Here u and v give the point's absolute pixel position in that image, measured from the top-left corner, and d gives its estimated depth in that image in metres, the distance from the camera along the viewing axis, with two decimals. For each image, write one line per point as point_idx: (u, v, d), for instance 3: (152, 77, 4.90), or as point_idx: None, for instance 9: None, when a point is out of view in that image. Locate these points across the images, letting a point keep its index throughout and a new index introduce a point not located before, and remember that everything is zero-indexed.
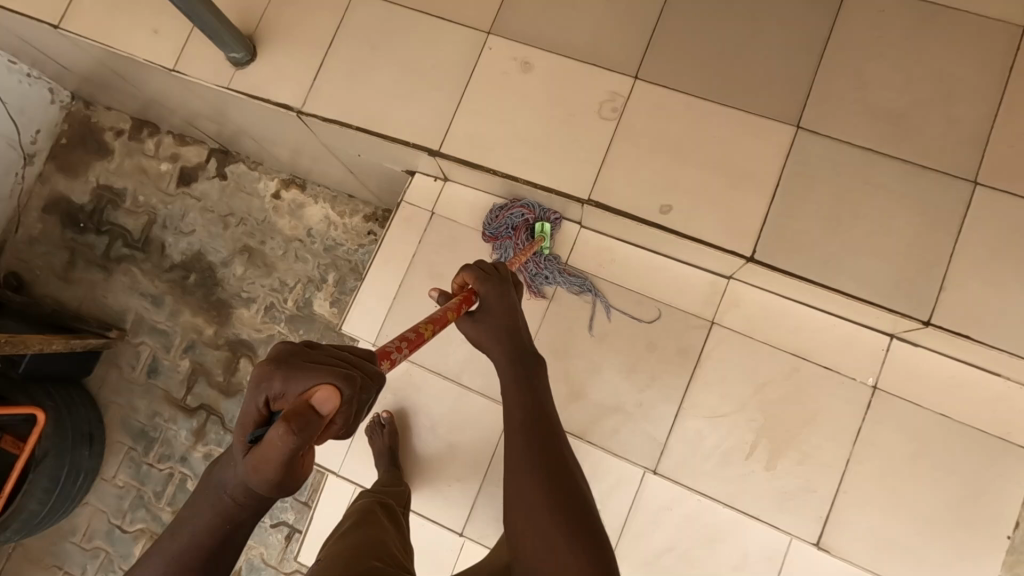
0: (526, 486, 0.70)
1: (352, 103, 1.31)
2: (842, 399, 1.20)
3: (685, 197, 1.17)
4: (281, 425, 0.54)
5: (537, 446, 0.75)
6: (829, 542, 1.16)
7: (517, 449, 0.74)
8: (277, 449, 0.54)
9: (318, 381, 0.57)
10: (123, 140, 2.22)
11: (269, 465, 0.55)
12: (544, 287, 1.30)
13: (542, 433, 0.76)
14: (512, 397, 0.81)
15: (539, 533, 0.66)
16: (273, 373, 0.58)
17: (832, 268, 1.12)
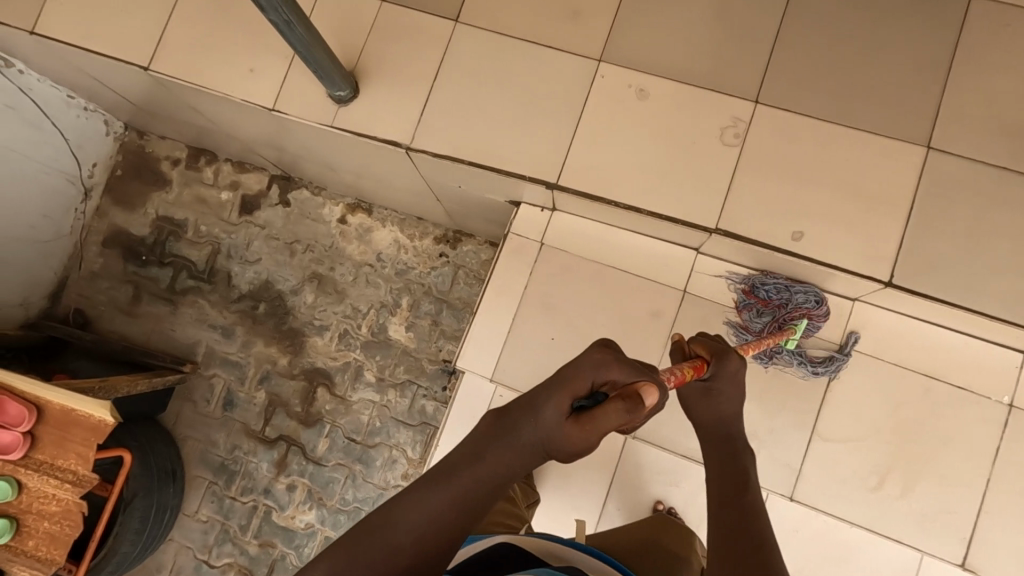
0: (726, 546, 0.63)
1: (463, 137, 1.29)
2: (978, 418, 1.22)
3: (816, 223, 1.18)
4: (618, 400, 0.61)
5: (749, 512, 0.68)
6: (974, 562, 1.19)
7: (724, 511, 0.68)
8: (611, 419, 0.60)
9: (647, 380, 0.64)
10: (180, 169, 2.18)
11: (596, 433, 0.61)
12: (668, 317, 1.33)
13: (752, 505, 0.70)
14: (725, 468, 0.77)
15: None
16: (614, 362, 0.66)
17: (970, 290, 1.13)
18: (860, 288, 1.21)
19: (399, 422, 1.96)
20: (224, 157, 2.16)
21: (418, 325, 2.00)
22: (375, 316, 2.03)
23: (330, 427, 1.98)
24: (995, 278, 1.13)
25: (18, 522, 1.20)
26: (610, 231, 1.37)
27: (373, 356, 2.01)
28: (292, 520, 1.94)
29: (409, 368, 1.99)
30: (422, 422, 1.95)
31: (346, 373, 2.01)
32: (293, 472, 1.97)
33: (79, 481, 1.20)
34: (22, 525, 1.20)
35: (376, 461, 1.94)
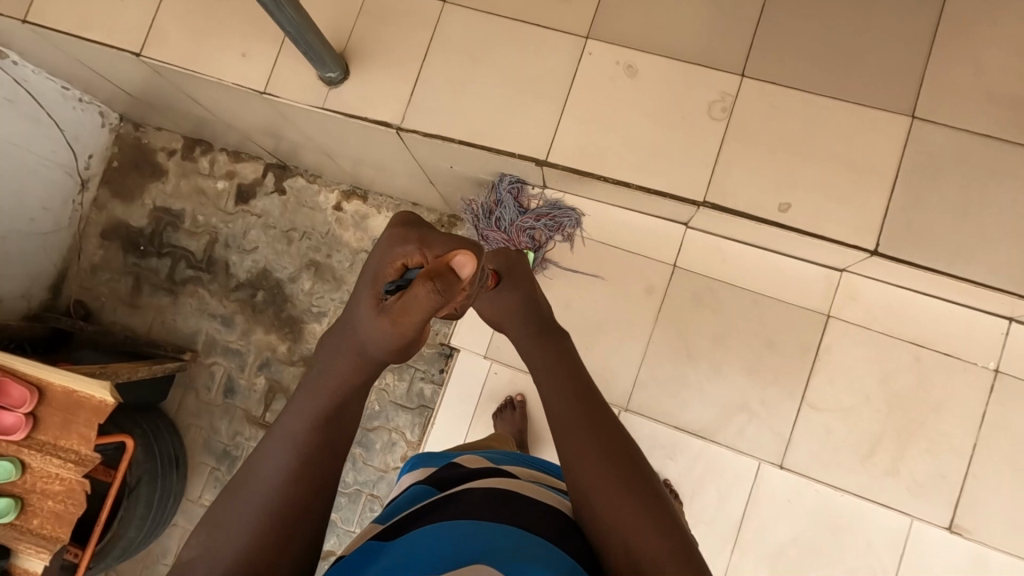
0: (580, 441, 0.69)
1: (454, 117, 1.31)
2: (965, 385, 1.24)
3: (803, 195, 1.19)
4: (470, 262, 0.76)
5: (580, 400, 0.73)
6: (961, 525, 1.21)
7: (561, 403, 0.72)
8: (424, 302, 0.67)
9: (462, 249, 0.70)
10: (176, 160, 2.20)
11: (407, 315, 0.70)
12: (659, 291, 1.35)
13: (585, 387, 0.75)
14: (547, 355, 0.80)
15: (622, 512, 0.63)
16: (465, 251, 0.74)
17: (956, 258, 1.14)
18: (848, 258, 1.22)
19: (397, 405, 1.98)
20: (219, 146, 2.18)
21: None
22: None
23: None
24: (981, 244, 1.14)
25: (23, 501, 1.22)
26: (601, 208, 1.38)
27: None
28: None
29: None
30: (420, 405, 1.97)
31: None
32: None
33: (82, 460, 1.23)
34: (27, 504, 1.22)
35: (375, 444, 1.97)
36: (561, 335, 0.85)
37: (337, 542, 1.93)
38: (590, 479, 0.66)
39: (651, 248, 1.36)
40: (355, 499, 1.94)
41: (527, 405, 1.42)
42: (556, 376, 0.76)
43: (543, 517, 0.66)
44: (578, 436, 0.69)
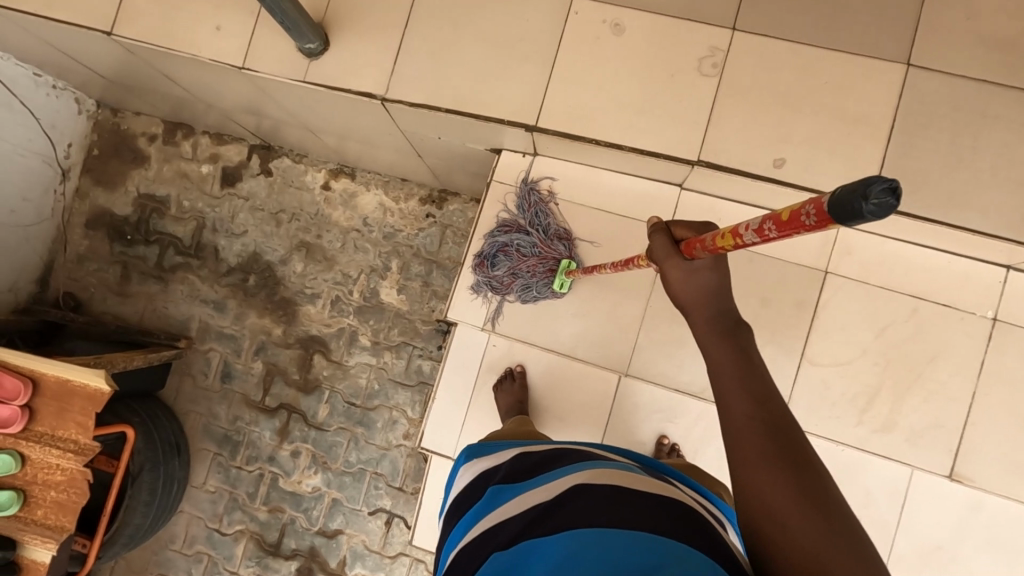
0: (754, 462, 0.59)
1: (439, 84, 1.27)
2: (963, 334, 1.24)
3: (797, 150, 1.17)
4: (705, 271, 0.77)
5: (750, 407, 0.63)
6: (959, 472, 1.23)
7: (738, 412, 0.63)
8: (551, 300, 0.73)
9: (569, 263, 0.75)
10: (158, 145, 2.15)
11: None
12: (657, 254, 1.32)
13: (766, 393, 0.64)
14: (723, 353, 0.69)
15: (778, 500, 0.56)
16: (709, 266, 0.77)
17: (953, 208, 1.13)
18: None
19: (397, 383, 1.98)
20: (201, 129, 2.13)
21: (410, 287, 2.00)
22: (366, 280, 2.03)
23: (329, 393, 2.00)
24: (977, 192, 1.13)
25: (25, 493, 1.21)
26: (593, 173, 1.36)
27: (367, 320, 2.01)
28: (299, 484, 1.98)
29: (404, 330, 2.00)
30: (420, 381, 1.97)
31: (340, 339, 2.02)
32: (296, 438, 2.00)
33: (82, 450, 1.21)
34: (30, 495, 1.22)
35: (377, 422, 1.97)
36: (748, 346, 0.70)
37: (344, 520, 1.94)
38: (770, 504, 0.56)
39: (646, 211, 1.34)
40: (359, 477, 1.96)
41: (527, 375, 1.41)
42: (728, 381, 0.66)
43: (654, 511, 0.63)
44: (751, 446, 0.60)
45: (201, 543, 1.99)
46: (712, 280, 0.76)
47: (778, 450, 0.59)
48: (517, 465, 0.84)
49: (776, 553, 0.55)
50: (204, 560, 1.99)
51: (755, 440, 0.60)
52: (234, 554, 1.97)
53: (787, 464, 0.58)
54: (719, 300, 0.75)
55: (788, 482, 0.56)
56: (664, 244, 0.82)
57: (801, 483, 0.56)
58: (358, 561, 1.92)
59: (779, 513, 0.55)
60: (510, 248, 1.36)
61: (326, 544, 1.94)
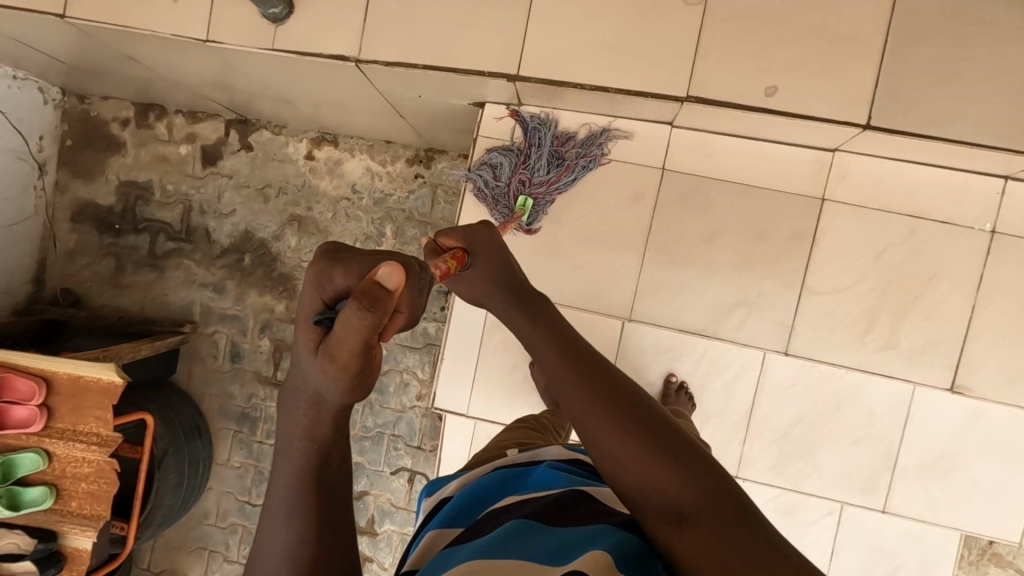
0: (581, 387, 0.64)
1: (414, 40, 1.22)
2: (963, 249, 1.24)
3: (789, 75, 1.13)
4: (349, 302, 0.50)
5: (570, 363, 0.67)
6: (962, 384, 1.27)
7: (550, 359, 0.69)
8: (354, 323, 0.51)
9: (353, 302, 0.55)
10: (131, 128, 2.09)
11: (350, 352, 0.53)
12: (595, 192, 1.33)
13: (645, 417, 0.61)
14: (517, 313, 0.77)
15: (604, 427, 0.61)
16: (334, 266, 0.57)
17: (950, 121, 1.10)
18: (839, 137, 1.19)
19: (404, 347, 2.00)
20: (174, 108, 2.06)
21: (406, 252, 1.99)
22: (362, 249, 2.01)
23: None
24: (977, 102, 1.10)
25: (57, 487, 1.25)
26: (581, 119, 1.32)
27: None
28: None
29: None
30: (426, 343, 1.99)
31: None
32: None
33: (105, 442, 1.24)
34: (62, 488, 1.25)
35: (389, 387, 2.00)
36: (543, 302, 0.78)
37: (367, 482, 2.01)
38: (600, 442, 0.61)
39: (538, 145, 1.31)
40: (378, 441, 2.01)
41: None
42: (584, 404, 0.63)
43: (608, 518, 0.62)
44: (573, 387, 0.64)
45: (234, 516, 2.07)
46: (345, 292, 0.57)
47: (650, 445, 0.58)
48: (490, 484, 0.73)
49: (618, 468, 0.59)
50: (239, 532, 2.07)
51: (639, 448, 0.58)
52: None
53: (653, 436, 0.59)
54: (339, 371, 0.55)
55: (642, 442, 0.59)
56: (500, 239, 0.89)
57: (671, 446, 0.58)
58: (386, 518, 2.00)
59: (608, 442, 0.60)
60: (533, 143, 1.32)
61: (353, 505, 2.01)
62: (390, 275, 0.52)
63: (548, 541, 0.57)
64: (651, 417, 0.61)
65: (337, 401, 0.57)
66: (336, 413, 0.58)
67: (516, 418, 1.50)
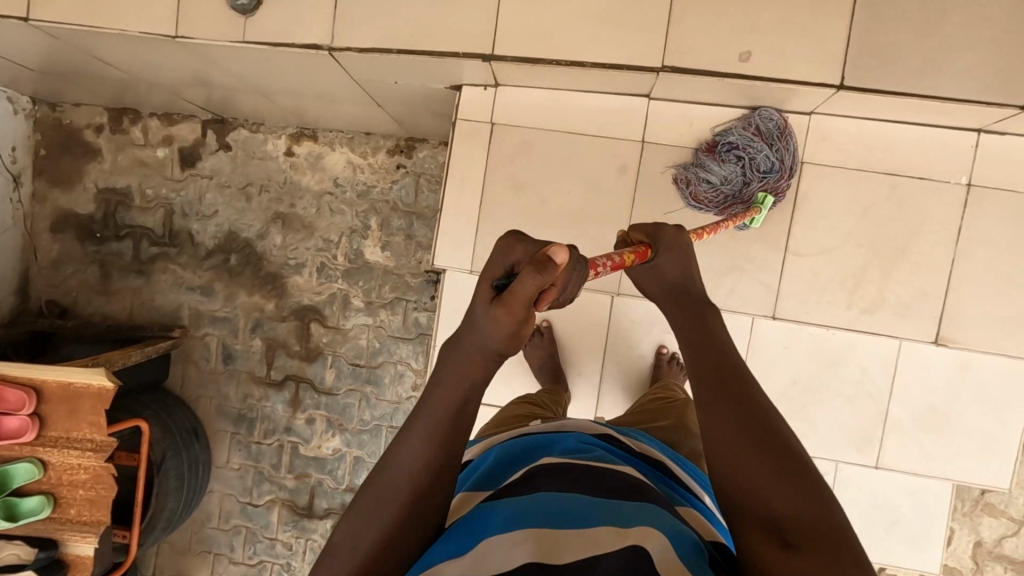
0: (713, 396, 0.66)
1: (386, 24, 1.21)
2: (942, 204, 1.25)
3: (763, 39, 1.13)
4: (526, 267, 0.59)
5: (712, 367, 0.69)
6: (948, 335, 1.27)
7: (691, 360, 0.72)
8: (527, 289, 0.59)
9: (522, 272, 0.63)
10: (106, 134, 2.06)
11: (517, 311, 0.61)
12: (573, 167, 1.33)
13: (757, 413, 0.64)
14: (676, 311, 0.79)
15: (729, 435, 0.63)
16: (517, 242, 0.64)
17: (924, 76, 1.11)
18: (815, 99, 1.19)
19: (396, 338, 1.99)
20: (149, 111, 2.04)
21: (393, 242, 1.98)
22: (348, 242, 2.00)
23: (333, 358, 2.02)
24: (950, 55, 1.10)
25: (54, 495, 1.24)
26: (559, 96, 1.32)
27: (356, 282, 2.00)
28: (320, 449, 2.04)
29: (395, 286, 1.99)
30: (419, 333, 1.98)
31: (334, 304, 2.01)
32: (308, 407, 2.03)
33: (100, 446, 1.23)
34: (60, 496, 1.25)
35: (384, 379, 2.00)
36: (712, 306, 0.79)
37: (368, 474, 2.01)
38: (723, 440, 0.63)
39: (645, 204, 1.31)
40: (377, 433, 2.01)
41: (553, 330, 1.46)
42: (716, 409, 0.65)
43: (614, 486, 0.67)
44: (708, 391, 0.67)
45: (236, 517, 2.07)
46: (519, 261, 0.64)
47: (771, 460, 0.60)
48: (509, 451, 0.79)
49: (729, 472, 0.62)
50: (243, 532, 2.07)
51: (752, 460, 0.61)
52: (270, 522, 2.05)
53: (773, 456, 0.61)
54: (508, 323, 0.62)
55: (763, 456, 0.61)
56: (684, 238, 0.88)
57: (788, 468, 0.60)
58: None
59: (732, 445, 0.62)
60: (692, 179, 1.28)
61: None
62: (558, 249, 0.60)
63: (563, 508, 0.63)
64: (778, 435, 0.62)
65: (494, 351, 0.65)
66: (490, 361, 0.66)
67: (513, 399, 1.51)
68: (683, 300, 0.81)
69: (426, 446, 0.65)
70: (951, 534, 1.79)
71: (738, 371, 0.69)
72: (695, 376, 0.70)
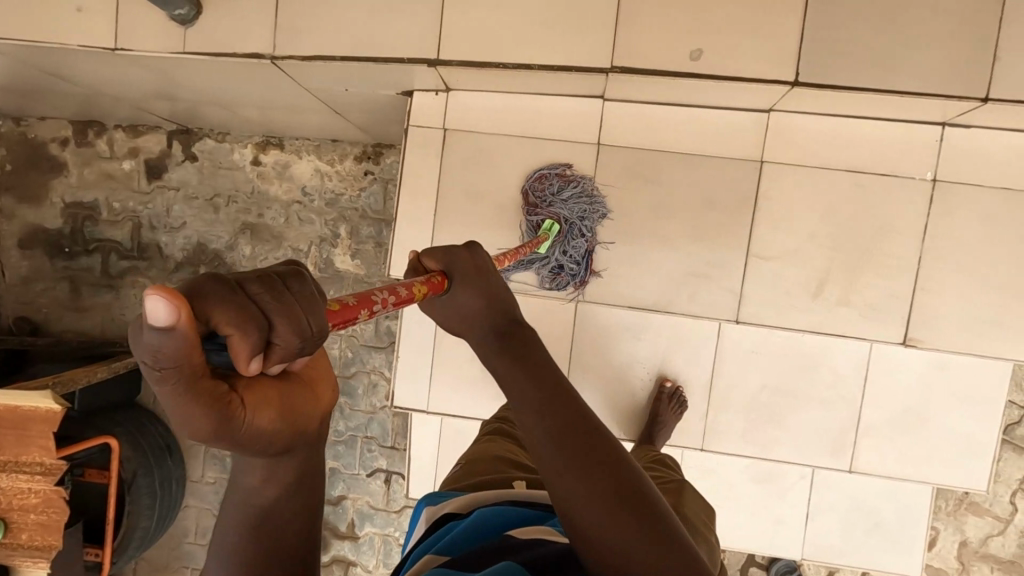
0: (556, 449, 0.56)
1: (329, 31, 1.18)
2: (908, 200, 1.21)
3: (715, 36, 1.10)
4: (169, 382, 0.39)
5: (546, 418, 0.57)
6: (916, 336, 1.22)
7: (519, 414, 0.59)
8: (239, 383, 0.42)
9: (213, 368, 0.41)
10: (72, 148, 2.04)
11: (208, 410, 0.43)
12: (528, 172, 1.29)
13: (603, 461, 0.56)
14: (490, 351, 0.65)
15: (586, 503, 0.54)
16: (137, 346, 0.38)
17: (881, 70, 1.07)
18: (772, 96, 1.15)
19: (369, 347, 1.96)
20: (114, 124, 2.01)
21: (363, 251, 1.95)
22: (318, 251, 1.97)
23: None
24: (907, 48, 1.06)
25: (5, 520, 1.22)
26: (512, 100, 1.28)
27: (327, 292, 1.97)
28: None
29: None
30: (390, 342, 1.95)
31: None
32: None
33: (50, 470, 1.21)
34: (10, 521, 1.22)
35: (358, 389, 1.97)
36: (525, 336, 0.66)
37: (345, 486, 1.99)
38: (579, 511, 0.54)
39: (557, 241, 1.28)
40: (352, 444, 1.98)
41: None
42: (561, 470, 0.55)
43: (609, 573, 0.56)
44: (547, 449, 0.56)
45: (213, 532, 2.05)
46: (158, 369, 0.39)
47: (626, 518, 0.54)
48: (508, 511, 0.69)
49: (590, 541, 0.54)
50: None
51: (612, 523, 0.53)
52: None
53: (627, 512, 0.54)
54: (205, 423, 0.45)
55: (620, 518, 0.53)
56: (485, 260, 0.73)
57: (643, 524, 0.54)
58: (367, 521, 1.98)
59: (588, 515, 0.54)
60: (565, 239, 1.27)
61: (333, 511, 2.00)
62: (162, 311, 0.35)
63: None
64: (630, 487, 0.55)
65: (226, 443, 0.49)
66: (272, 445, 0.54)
67: (479, 410, 1.48)
68: (502, 331, 0.66)
69: (289, 496, 0.60)
70: (935, 534, 1.76)
71: (571, 413, 0.58)
72: (529, 433, 0.58)
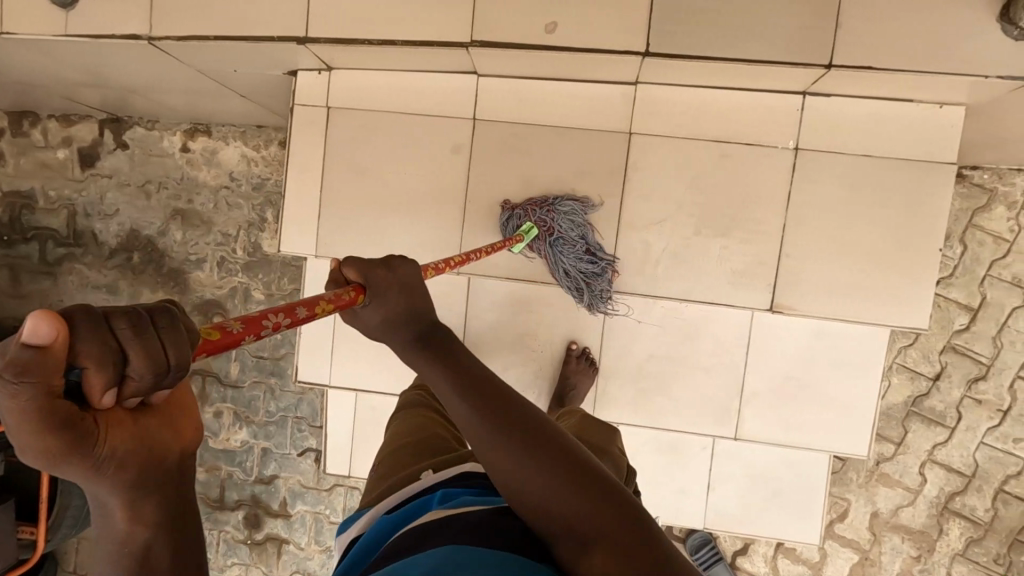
0: (511, 458, 0.59)
1: (204, 11, 1.21)
2: (772, 168, 1.24)
3: (568, 9, 1.12)
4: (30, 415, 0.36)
5: (496, 434, 0.60)
6: (783, 302, 1.26)
7: (473, 434, 0.61)
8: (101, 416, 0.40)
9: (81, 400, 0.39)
10: (8, 138, 2.09)
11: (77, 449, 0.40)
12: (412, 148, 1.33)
13: (554, 453, 0.59)
14: (427, 371, 0.66)
15: (551, 497, 0.57)
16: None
17: (726, 39, 1.09)
18: (632, 68, 1.18)
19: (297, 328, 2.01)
20: (46, 114, 2.06)
21: None
22: (246, 235, 2.01)
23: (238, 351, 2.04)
24: (751, 17, 1.09)
25: None
26: (392, 77, 1.32)
27: (255, 274, 2.01)
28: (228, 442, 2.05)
29: (294, 277, 2.00)
30: None
31: (235, 298, 2.02)
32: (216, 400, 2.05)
33: None
34: None
35: (288, 369, 2.02)
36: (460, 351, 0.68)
37: (276, 465, 2.03)
38: (546, 508, 0.57)
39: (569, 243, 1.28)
40: (283, 424, 2.03)
41: None
42: (524, 469, 0.58)
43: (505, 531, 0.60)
44: (505, 459, 0.59)
45: None
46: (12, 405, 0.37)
47: (588, 500, 0.56)
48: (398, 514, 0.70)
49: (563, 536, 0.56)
50: None
51: (575, 509, 0.56)
52: None
53: (590, 498, 0.56)
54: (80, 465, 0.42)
55: (583, 503, 0.56)
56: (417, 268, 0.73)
57: (605, 502, 0.56)
58: (298, 499, 2.02)
59: (555, 509, 0.56)
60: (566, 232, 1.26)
61: (266, 490, 2.04)
62: (38, 331, 0.34)
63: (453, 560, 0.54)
64: (586, 470, 0.59)
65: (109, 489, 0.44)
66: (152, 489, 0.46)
67: (380, 383, 1.52)
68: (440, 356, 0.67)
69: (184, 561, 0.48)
70: (846, 505, 1.78)
71: (520, 418, 0.62)
72: (487, 452, 0.60)
